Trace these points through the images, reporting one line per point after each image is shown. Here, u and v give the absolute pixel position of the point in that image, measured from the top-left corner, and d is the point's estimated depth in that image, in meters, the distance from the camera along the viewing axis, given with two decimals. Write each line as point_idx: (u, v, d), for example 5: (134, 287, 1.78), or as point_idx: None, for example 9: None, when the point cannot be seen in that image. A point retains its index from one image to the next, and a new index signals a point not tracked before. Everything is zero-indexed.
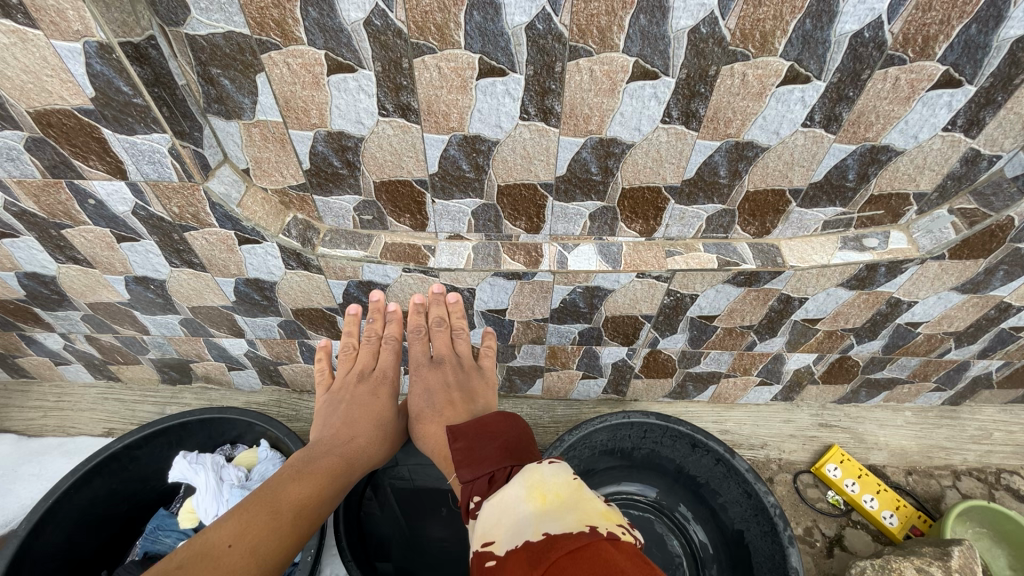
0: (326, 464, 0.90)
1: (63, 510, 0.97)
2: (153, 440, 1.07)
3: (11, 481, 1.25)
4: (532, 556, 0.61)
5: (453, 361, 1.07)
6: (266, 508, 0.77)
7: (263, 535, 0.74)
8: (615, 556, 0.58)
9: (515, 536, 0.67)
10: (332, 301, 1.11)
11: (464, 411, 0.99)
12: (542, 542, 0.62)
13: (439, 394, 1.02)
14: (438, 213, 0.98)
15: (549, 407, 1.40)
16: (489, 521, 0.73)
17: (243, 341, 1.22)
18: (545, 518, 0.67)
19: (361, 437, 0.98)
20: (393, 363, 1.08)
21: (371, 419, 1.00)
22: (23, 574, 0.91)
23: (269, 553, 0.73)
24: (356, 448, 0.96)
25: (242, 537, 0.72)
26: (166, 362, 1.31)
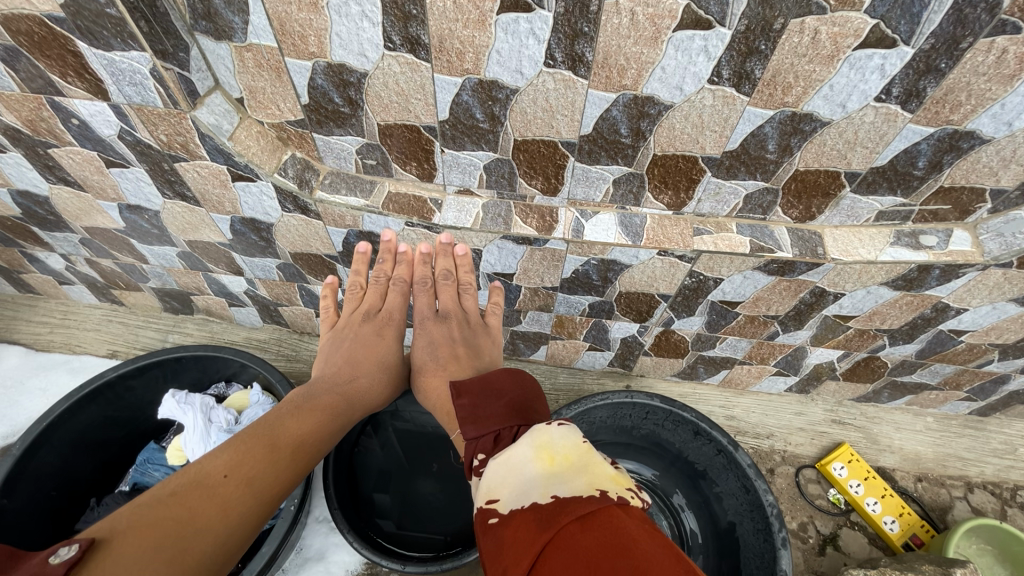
0: (326, 402, 0.89)
1: (59, 432, 0.99)
2: (147, 372, 1.07)
3: (19, 392, 1.29)
4: (538, 521, 0.59)
5: (462, 314, 1.07)
6: (263, 442, 0.77)
7: (259, 468, 0.73)
8: (627, 525, 0.56)
9: (520, 495, 0.65)
10: (331, 249, 1.05)
11: (468, 367, 0.99)
12: (551, 506, 0.60)
13: (444, 346, 1.02)
14: (447, 163, 0.89)
15: (551, 373, 1.37)
16: (493, 478, 0.70)
17: (243, 279, 1.19)
18: (553, 479, 0.64)
19: (364, 379, 0.97)
20: (400, 306, 1.06)
21: (375, 363, 0.99)
22: (19, 491, 0.94)
23: (266, 486, 0.73)
24: (356, 390, 0.95)
25: (238, 468, 0.71)
26: (167, 291, 1.29)
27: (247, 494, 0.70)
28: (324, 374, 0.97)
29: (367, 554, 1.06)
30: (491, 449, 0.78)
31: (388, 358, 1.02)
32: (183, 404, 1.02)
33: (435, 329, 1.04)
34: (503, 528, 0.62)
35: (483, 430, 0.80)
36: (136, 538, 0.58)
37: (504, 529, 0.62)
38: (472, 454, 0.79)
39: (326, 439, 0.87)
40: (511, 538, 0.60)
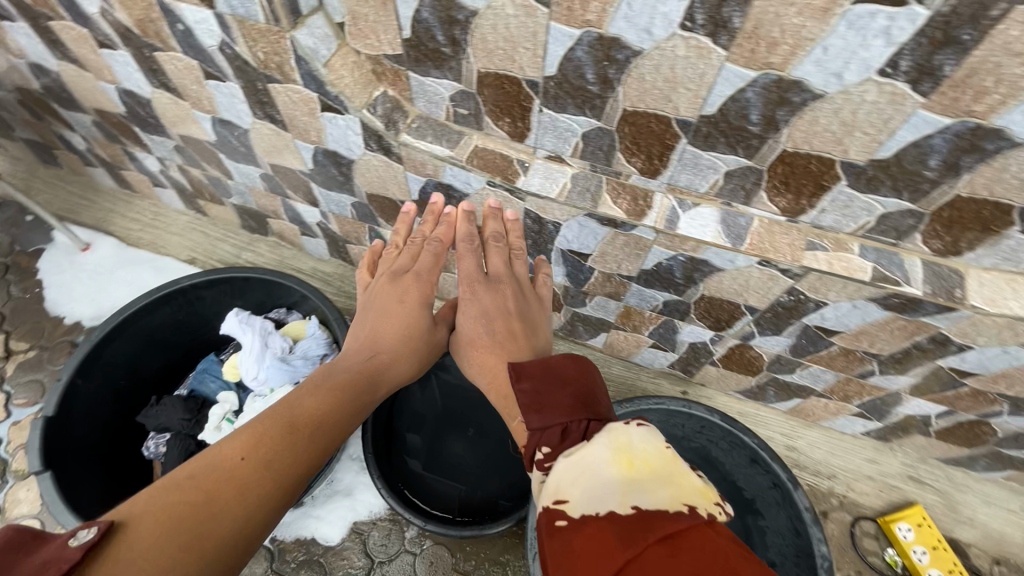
0: (346, 377, 0.85)
1: (132, 327, 1.04)
2: (217, 286, 1.10)
3: (108, 281, 1.41)
4: (620, 533, 0.54)
5: (514, 282, 0.93)
6: (282, 422, 0.75)
7: (272, 450, 0.71)
8: (721, 549, 0.51)
9: (595, 498, 0.58)
10: (407, 195, 1.02)
11: (526, 343, 0.88)
12: (635, 520, 0.54)
13: (499, 316, 0.90)
14: (543, 125, 0.82)
15: (605, 362, 1.30)
16: (562, 474, 0.63)
17: (317, 211, 1.18)
18: (634, 486, 0.58)
19: (384, 347, 0.90)
20: (433, 266, 0.96)
21: (398, 328, 0.91)
22: (92, 375, 1.00)
23: (279, 466, 0.71)
24: (380, 362, 0.89)
25: (251, 451, 0.70)
26: (246, 210, 1.31)
27: (261, 476, 0.69)
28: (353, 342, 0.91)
29: (391, 501, 1.07)
30: (558, 443, 0.70)
31: (417, 324, 0.93)
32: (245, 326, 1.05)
33: (488, 296, 0.91)
34: (574, 531, 0.57)
35: (547, 421, 0.72)
36: (147, 528, 0.58)
37: (575, 531, 0.57)
38: (535, 446, 0.71)
39: (347, 415, 0.83)
40: (586, 545, 0.55)
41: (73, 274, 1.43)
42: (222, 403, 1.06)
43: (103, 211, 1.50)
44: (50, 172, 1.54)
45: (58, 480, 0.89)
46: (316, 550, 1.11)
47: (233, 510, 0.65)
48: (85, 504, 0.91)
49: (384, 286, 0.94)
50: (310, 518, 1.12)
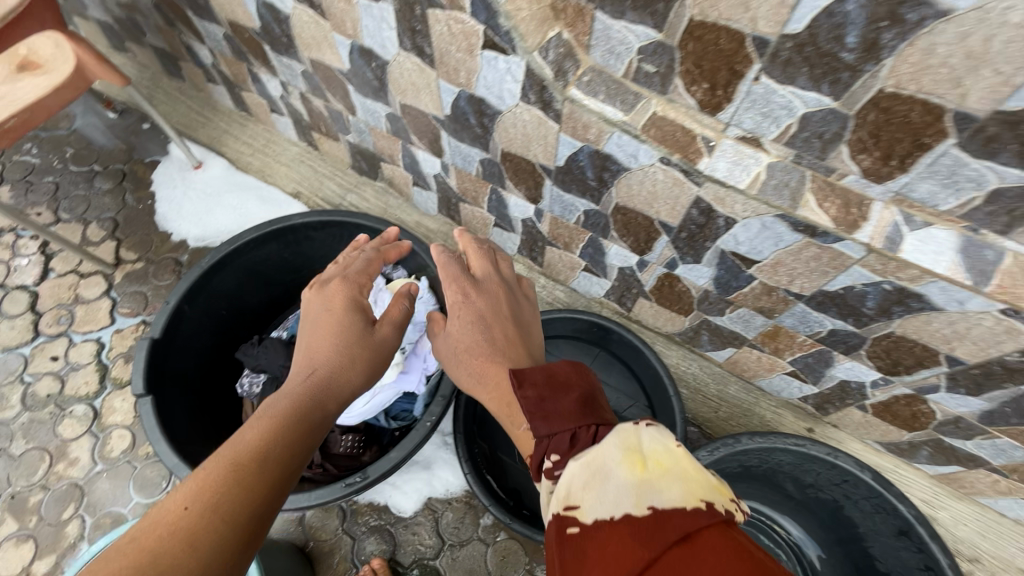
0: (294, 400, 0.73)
1: (240, 259, 1.01)
2: (328, 229, 1.05)
3: (215, 204, 1.39)
4: (645, 541, 0.44)
5: (496, 288, 0.86)
6: (227, 462, 0.63)
7: (220, 500, 0.60)
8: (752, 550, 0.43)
9: (608, 499, 0.49)
10: (550, 160, 0.88)
11: (520, 350, 0.78)
12: (655, 527, 0.45)
13: (491, 319, 0.81)
14: (751, 98, 0.62)
15: (722, 380, 1.15)
16: (569, 473, 0.53)
17: (438, 162, 1.09)
18: (650, 485, 0.49)
19: (333, 359, 0.78)
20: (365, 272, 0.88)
21: (345, 341, 0.79)
22: (198, 302, 0.97)
23: (230, 510, 0.60)
24: (336, 376, 0.77)
25: (194, 504, 0.59)
26: (361, 150, 1.24)
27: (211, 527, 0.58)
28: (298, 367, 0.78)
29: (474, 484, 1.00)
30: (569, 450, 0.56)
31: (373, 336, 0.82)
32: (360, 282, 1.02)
33: (473, 303, 0.84)
34: (591, 538, 0.47)
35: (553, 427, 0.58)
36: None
37: (593, 536, 0.47)
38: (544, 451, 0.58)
39: (303, 435, 0.72)
40: (600, 555, 0.45)
41: (184, 191, 1.42)
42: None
43: (218, 131, 1.48)
44: (172, 84, 1.53)
45: (157, 405, 0.87)
46: (388, 518, 1.06)
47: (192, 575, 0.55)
48: (180, 433, 0.89)
49: (327, 297, 0.83)
50: (385, 485, 1.07)
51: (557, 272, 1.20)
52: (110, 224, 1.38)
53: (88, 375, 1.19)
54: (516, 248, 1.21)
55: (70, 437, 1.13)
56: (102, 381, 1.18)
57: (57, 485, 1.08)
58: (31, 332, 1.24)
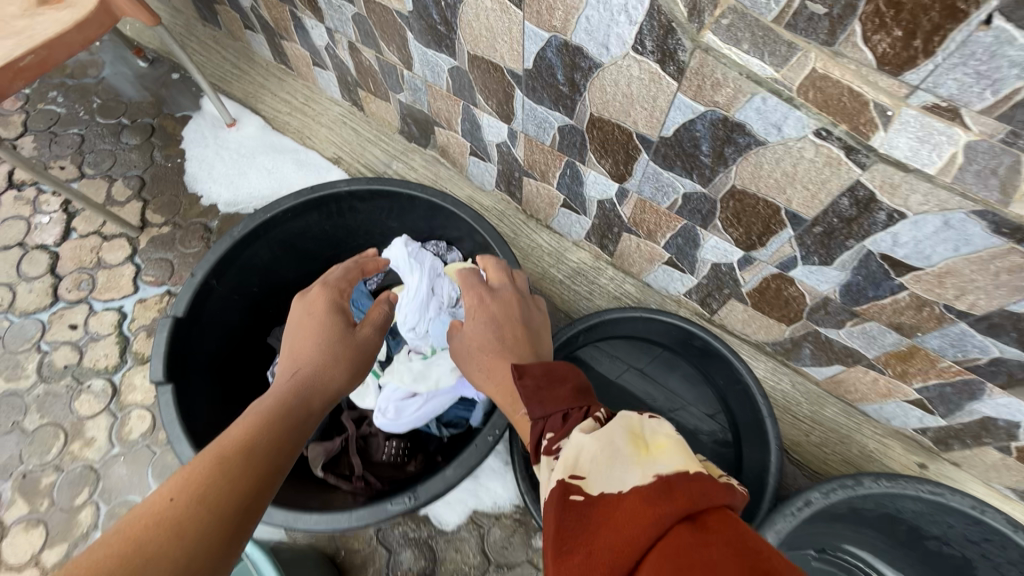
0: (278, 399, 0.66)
1: (277, 229, 0.89)
2: (376, 200, 0.92)
3: (248, 165, 1.28)
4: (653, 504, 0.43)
5: (510, 294, 0.76)
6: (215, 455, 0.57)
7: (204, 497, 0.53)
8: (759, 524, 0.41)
9: (613, 471, 0.47)
10: (653, 129, 0.72)
11: (530, 349, 0.69)
12: (660, 488, 0.44)
13: (491, 317, 0.72)
14: (967, 51, 0.44)
15: (818, 402, 0.98)
16: (574, 444, 0.51)
17: (505, 129, 0.94)
18: (654, 456, 0.47)
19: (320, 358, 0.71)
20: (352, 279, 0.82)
21: (332, 339, 0.73)
22: (228, 277, 0.86)
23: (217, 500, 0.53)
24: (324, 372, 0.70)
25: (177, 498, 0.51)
26: (413, 112, 1.10)
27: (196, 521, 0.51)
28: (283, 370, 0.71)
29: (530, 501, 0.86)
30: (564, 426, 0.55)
31: (358, 338, 0.75)
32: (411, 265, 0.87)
33: (479, 311, 0.74)
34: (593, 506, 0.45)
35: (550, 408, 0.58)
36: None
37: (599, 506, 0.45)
38: (545, 425, 0.56)
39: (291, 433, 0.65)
40: (605, 520, 0.44)
41: (216, 150, 1.30)
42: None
43: (255, 86, 1.35)
44: (208, 32, 1.40)
45: (179, 392, 0.76)
46: (428, 530, 0.94)
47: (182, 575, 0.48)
48: (203, 424, 0.78)
49: (310, 300, 0.77)
50: None
51: (630, 263, 1.04)
52: (137, 183, 1.27)
53: (108, 347, 1.09)
54: (584, 232, 1.06)
55: (87, 414, 1.04)
56: (122, 355, 1.08)
57: (72, 467, 1.00)
58: (50, 298, 1.15)
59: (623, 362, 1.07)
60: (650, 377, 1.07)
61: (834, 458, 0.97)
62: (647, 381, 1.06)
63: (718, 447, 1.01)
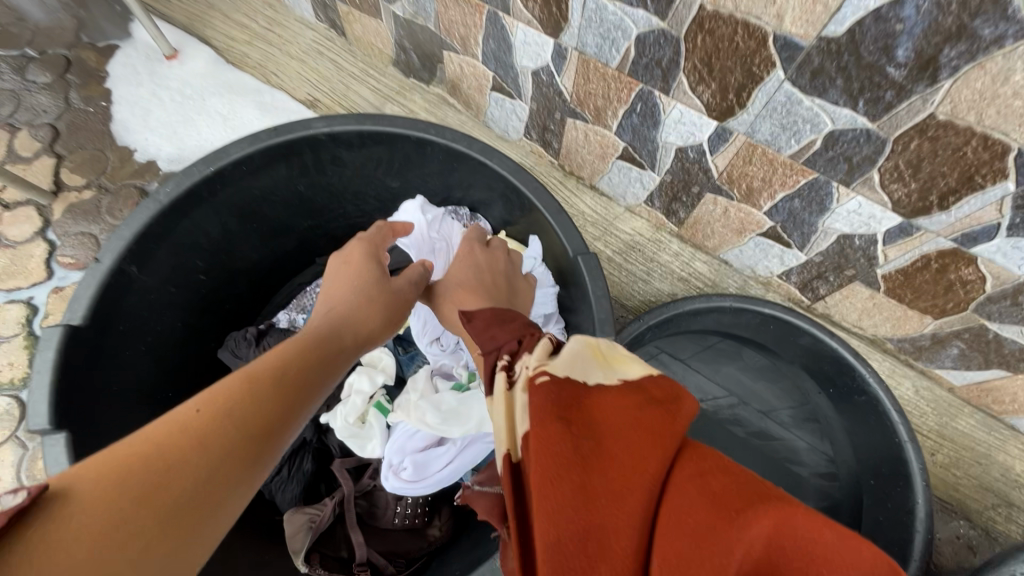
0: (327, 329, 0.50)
1: (226, 192, 0.62)
2: (369, 148, 0.65)
3: (196, 110, 0.99)
4: (638, 402, 0.33)
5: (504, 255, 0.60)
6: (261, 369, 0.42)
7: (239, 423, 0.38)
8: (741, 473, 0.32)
9: (578, 368, 0.37)
10: (811, 30, 0.46)
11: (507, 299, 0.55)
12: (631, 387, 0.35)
13: (467, 262, 0.58)
14: None
15: (951, 410, 0.76)
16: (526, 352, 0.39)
17: (550, 46, 0.67)
18: (621, 360, 0.39)
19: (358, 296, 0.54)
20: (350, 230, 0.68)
21: (371, 279, 0.56)
22: (159, 261, 0.60)
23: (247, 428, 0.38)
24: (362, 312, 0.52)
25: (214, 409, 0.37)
26: (412, 31, 0.82)
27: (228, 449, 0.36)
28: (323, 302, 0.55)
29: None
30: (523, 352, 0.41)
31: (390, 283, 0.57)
32: (434, 252, 0.70)
33: (461, 257, 0.59)
34: (563, 389, 0.34)
35: (500, 341, 0.43)
36: (74, 519, 0.30)
37: (567, 390, 0.34)
38: (496, 358, 0.41)
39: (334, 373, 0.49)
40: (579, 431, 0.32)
41: (153, 91, 1.00)
42: (362, 370, 0.65)
43: (200, 5, 1.04)
44: None
45: (79, 442, 0.51)
46: None
47: (198, 514, 0.34)
48: None
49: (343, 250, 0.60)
50: None
51: (706, 234, 0.79)
52: (47, 133, 0.97)
53: (14, 352, 0.82)
54: (646, 193, 0.80)
55: None
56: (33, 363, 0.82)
57: None
58: None
59: (666, 351, 0.83)
60: (691, 367, 0.84)
61: (966, 482, 0.76)
62: (690, 372, 0.84)
63: (755, 441, 0.82)
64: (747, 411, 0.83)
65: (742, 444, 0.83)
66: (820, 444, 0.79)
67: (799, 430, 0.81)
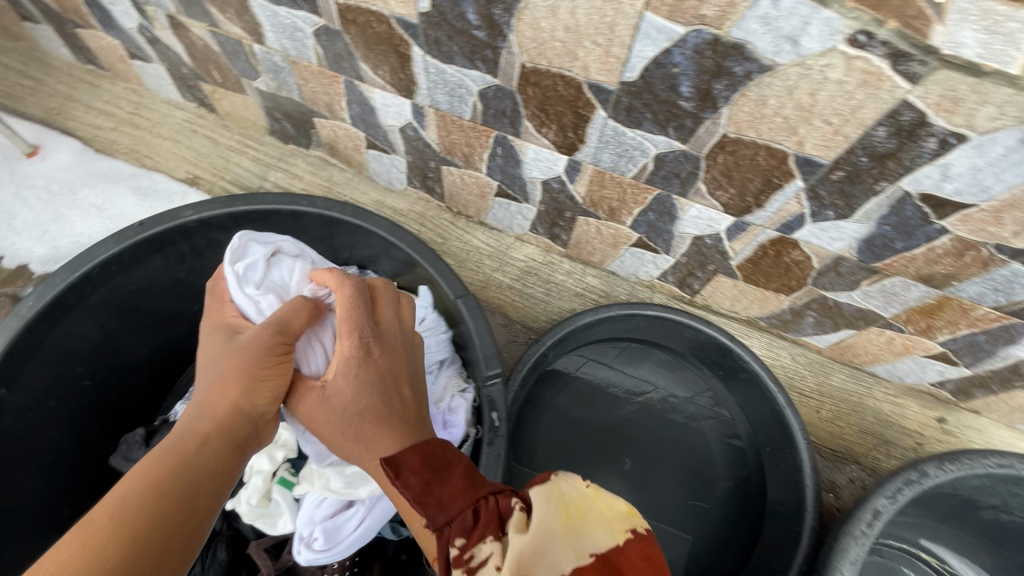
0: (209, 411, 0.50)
1: (98, 293, 0.62)
2: (244, 227, 0.66)
3: (67, 206, 0.95)
4: None
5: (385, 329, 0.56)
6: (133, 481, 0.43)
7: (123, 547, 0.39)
8: None
9: (551, 550, 0.38)
10: (612, 76, 0.53)
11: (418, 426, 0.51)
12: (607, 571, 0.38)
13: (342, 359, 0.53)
14: None
15: (823, 369, 0.86)
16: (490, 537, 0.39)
17: (407, 106, 0.71)
18: (585, 515, 0.41)
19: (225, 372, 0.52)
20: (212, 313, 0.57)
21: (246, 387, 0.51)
22: (31, 376, 0.59)
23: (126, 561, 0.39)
24: (234, 389, 0.51)
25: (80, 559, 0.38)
26: (280, 103, 0.84)
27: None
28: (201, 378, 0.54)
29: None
30: (475, 527, 0.40)
31: (247, 348, 0.52)
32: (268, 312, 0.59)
33: (358, 368, 0.52)
34: None
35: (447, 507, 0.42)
36: None
37: None
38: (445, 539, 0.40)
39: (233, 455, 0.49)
40: None
41: (15, 192, 0.96)
42: (262, 450, 0.65)
43: (59, 99, 1.01)
44: None
45: None
46: None
47: None
48: None
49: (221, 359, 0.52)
50: None
51: (589, 251, 0.86)
52: None
53: None
54: (528, 222, 0.86)
55: None
56: None
57: None
58: None
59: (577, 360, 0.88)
60: (617, 369, 0.89)
61: (850, 431, 0.86)
62: (606, 372, 0.88)
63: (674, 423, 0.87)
64: (666, 398, 0.88)
65: (666, 428, 0.87)
66: (726, 414, 0.85)
67: (709, 407, 0.86)
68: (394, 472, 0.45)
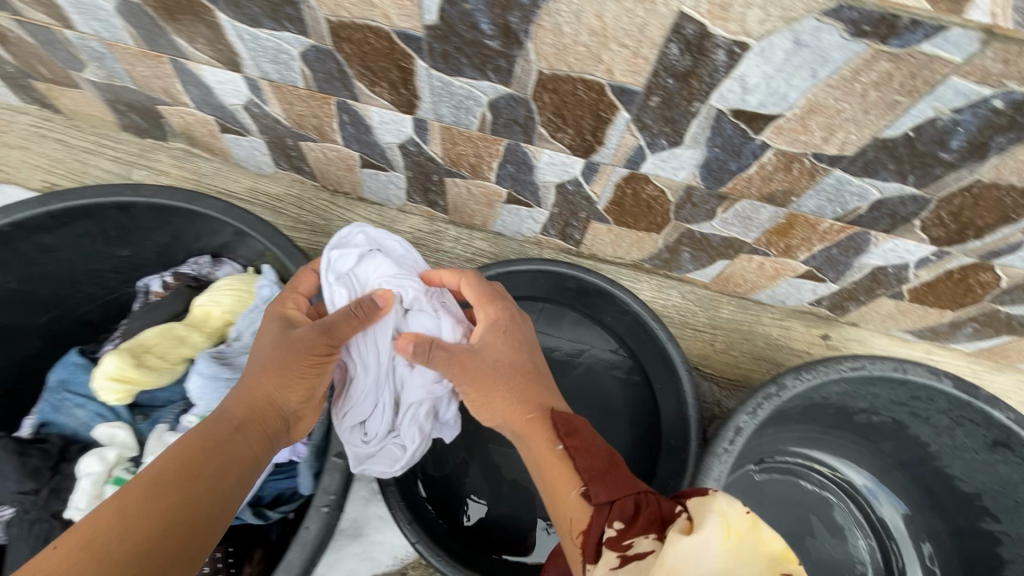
0: (247, 397, 0.54)
1: None
2: (70, 224, 0.63)
3: None
4: None
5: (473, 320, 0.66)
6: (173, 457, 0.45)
7: (161, 514, 0.41)
8: None
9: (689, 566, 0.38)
10: (414, 21, 0.51)
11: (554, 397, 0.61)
12: None
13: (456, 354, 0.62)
14: None
15: (712, 302, 0.88)
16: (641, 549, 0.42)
17: (241, 81, 0.68)
18: (732, 540, 0.39)
19: (268, 363, 0.55)
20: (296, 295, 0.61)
21: (292, 375, 0.55)
22: None
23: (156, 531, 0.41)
24: (274, 382, 0.54)
25: (114, 520, 0.40)
26: (119, 93, 0.78)
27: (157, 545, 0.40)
28: (250, 360, 0.57)
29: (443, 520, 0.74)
30: (635, 518, 0.46)
31: (294, 335, 0.56)
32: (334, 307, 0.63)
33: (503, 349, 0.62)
34: None
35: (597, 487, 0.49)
36: None
37: None
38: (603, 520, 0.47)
39: (263, 441, 0.53)
40: None
41: None
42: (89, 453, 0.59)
43: None
44: None
45: None
46: None
47: None
48: None
49: (294, 345, 0.55)
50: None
51: (469, 214, 0.85)
52: None
53: None
54: (403, 191, 0.83)
55: None
56: None
57: None
58: None
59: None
60: None
61: (744, 358, 0.87)
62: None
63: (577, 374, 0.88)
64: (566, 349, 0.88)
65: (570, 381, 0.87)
66: (624, 356, 0.85)
67: (605, 352, 0.86)
68: (567, 433, 0.56)
